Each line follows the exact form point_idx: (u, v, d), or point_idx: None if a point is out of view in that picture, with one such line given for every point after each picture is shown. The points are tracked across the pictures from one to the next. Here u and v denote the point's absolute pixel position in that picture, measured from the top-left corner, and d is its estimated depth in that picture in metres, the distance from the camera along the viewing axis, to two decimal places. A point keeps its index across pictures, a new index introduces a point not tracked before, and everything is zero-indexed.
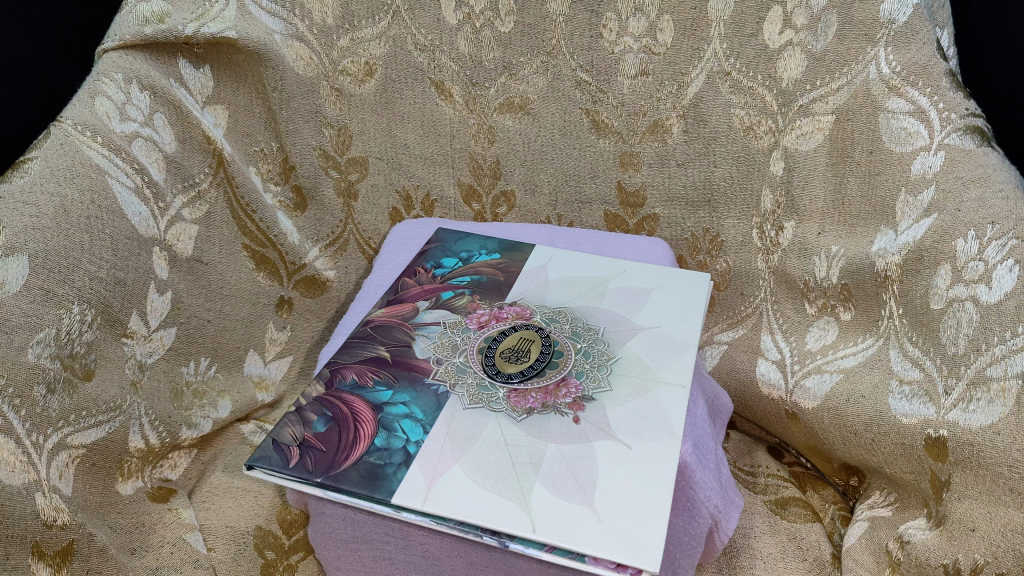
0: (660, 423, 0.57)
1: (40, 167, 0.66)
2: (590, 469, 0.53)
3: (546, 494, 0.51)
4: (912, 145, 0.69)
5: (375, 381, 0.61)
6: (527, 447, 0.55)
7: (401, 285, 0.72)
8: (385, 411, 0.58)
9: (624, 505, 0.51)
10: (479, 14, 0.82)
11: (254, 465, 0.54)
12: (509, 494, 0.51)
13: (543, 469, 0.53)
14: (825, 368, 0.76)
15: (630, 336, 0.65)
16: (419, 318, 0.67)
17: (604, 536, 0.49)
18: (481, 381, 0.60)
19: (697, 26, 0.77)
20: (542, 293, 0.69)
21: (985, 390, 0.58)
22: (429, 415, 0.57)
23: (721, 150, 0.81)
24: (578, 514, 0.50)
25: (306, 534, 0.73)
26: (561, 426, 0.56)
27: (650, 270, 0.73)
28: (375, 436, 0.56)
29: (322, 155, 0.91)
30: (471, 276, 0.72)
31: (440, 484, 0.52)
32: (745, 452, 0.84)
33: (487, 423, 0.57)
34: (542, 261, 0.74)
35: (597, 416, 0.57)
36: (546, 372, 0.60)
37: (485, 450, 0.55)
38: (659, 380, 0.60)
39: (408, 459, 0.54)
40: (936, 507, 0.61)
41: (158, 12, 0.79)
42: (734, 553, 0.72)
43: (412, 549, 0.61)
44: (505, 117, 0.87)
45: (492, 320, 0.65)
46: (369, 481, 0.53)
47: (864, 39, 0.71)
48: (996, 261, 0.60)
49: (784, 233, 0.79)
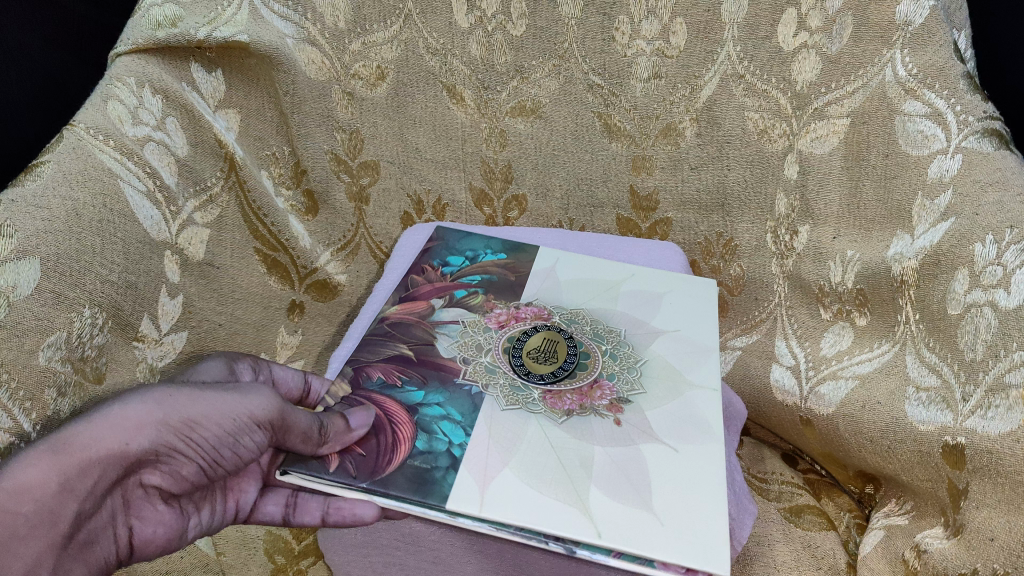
0: (701, 425, 0.57)
1: (52, 171, 0.66)
2: (641, 470, 0.53)
3: (604, 496, 0.51)
4: (929, 148, 0.68)
5: (403, 381, 0.60)
6: (574, 450, 0.54)
7: (410, 283, 0.71)
8: (420, 413, 0.57)
9: (683, 507, 0.51)
10: (490, 18, 0.82)
11: (289, 470, 0.52)
12: (567, 498, 0.51)
13: (595, 472, 0.53)
14: (840, 374, 0.75)
15: (652, 338, 0.65)
16: (435, 317, 0.67)
17: (671, 540, 0.48)
18: (514, 382, 0.60)
19: (710, 28, 0.76)
20: (556, 293, 0.70)
21: (1003, 397, 0.57)
22: (467, 417, 0.57)
23: (735, 153, 0.80)
24: (639, 517, 0.50)
25: (316, 539, 0.73)
26: (603, 429, 0.56)
27: (659, 275, 0.73)
28: (415, 439, 0.55)
29: (333, 159, 0.91)
30: (481, 276, 0.72)
31: (493, 488, 0.51)
32: (758, 459, 0.83)
33: (528, 424, 0.56)
34: (550, 262, 0.75)
35: (637, 418, 0.57)
36: (577, 374, 0.61)
37: (532, 453, 0.54)
38: (689, 383, 0.61)
39: (454, 463, 0.53)
40: (954, 516, 0.60)
41: (170, 16, 0.79)
42: (747, 561, 0.70)
43: (422, 556, 0.65)
44: (517, 120, 0.87)
45: (512, 321, 0.65)
46: (418, 486, 0.51)
47: (879, 41, 0.70)
48: (1015, 266, 0.59)
49: (798, 237, 0.79)
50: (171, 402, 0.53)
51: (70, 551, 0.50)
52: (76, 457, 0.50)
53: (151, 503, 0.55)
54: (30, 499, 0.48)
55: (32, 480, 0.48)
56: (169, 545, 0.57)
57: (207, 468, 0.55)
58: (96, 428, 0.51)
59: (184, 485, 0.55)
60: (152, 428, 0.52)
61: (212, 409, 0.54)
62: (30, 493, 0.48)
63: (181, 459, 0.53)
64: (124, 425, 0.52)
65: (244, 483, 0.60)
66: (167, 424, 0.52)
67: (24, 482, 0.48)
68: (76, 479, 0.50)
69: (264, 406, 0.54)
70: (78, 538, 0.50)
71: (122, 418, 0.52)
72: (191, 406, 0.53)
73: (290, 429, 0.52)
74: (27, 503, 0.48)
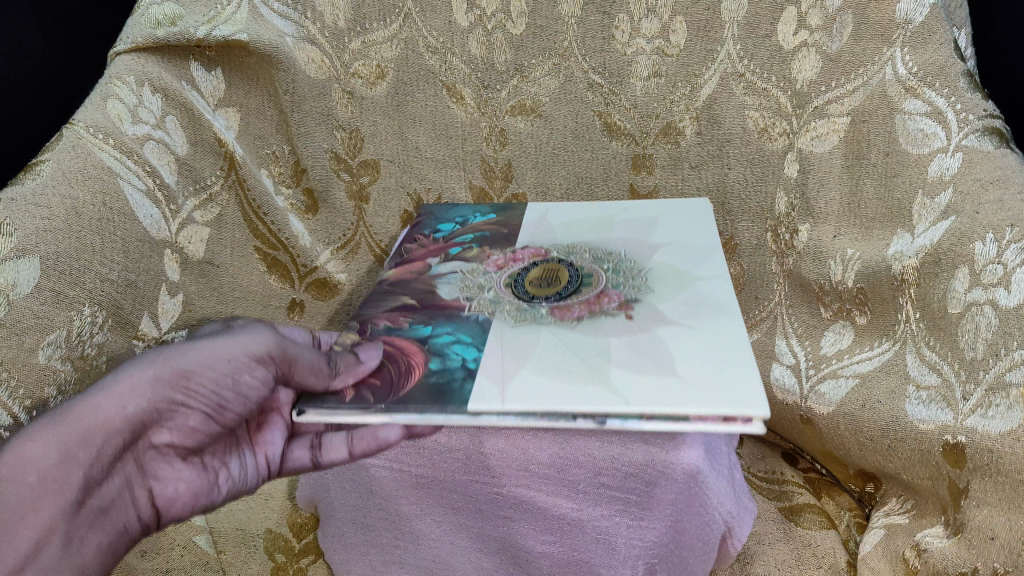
0: (711, 306, 0.59)
1: (52, 169, 0.66)
2: (659, 351, 0.54)
3: (627, 377, 0.51)
4: (929, 147, 0.68)
5: (409, 323, 0.61)
6: (591, 346, 0.55)
7: (405, 251, 0.73)
8: (430, 342, 0.58)
9: (706, 371, 0.51)
10: (490, 16, 0.82)
11: (305, 408, 0.53)
12: (590, 382, 0.51)
13: (613, 359, 0.53)
14: (841, 372, 0.74)
15: (652, 252, 0.67)
16: (434, 271, 0.68)
17: (700, 394, 0.49)
18: (519, 306, 0.61)
19: (709, 27, 0.77)
20: (551, 235, 0.72)
21: (1003, 396, 0.57)
22: (476, 338, 0.58)
23: (735, 152, 0.80)
24: (664, 385, 0.50)
25: (316, 538, 0.72)
26: (617, 325, 0.57)
27: (649, 205, 0.76)
28: (429, 362, 0.56)
29: (333, 158, 0.90)
30: (474, 233, 0.74)
31: (514, 386, 0.52)
32: (759, 458, 0.83)
33: (541, 334, 0.57)
34: (540, 212, 0.77)
35: (649, 312, 0.59)
36: (581, 291, 0.62)
37: (546, 354, 0.55)
38: (694, 278, 0.63)
39: (470, 374, 0.54)
40: (954, 515, 0.61)
41: (170, 15, 0.79)
42: (748, 560, 0.71)
43: (421, 554, 0.67)
44: (517, 120, 0.86)
45: (510, 262, 0.67)
46: (436, 396, 0.52)
47: (879, 39, 0.70)
48: (1015, 264, 0.59)
49: (798, 236, 0.78)
50: (162, 358, 0.54)
51: (86, 517, 0.51)
52: (73, 426, 0.51)
53: (167, 462, 0.56)
54: (32, 469, 0.49)
55: (33, 453, 0.49)
56: (196, 503, 0.58)
57: (213, 416, 0.55)
58: (93, 397, 0.52)
59: (194, 437, 0.56)
60: (145, 384, 0.53)
61: (204, 357, 0.54)
62: (32, 465, 0.49)
63: (185, 411, 0.54)
64: (119, 386, 0.53)
65: (267, 433, 0.61)
66: (162, 379, 0.53)
67: (26, 455, 0.49)
68: (76, 445, 0.50)
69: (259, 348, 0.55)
70: (91, 504, 0.51)
71: (117, 382, 0.53)
72: (181, 358, 0.54)
73: (295, 361, 0.54)
74: (29, 474, 0.49)
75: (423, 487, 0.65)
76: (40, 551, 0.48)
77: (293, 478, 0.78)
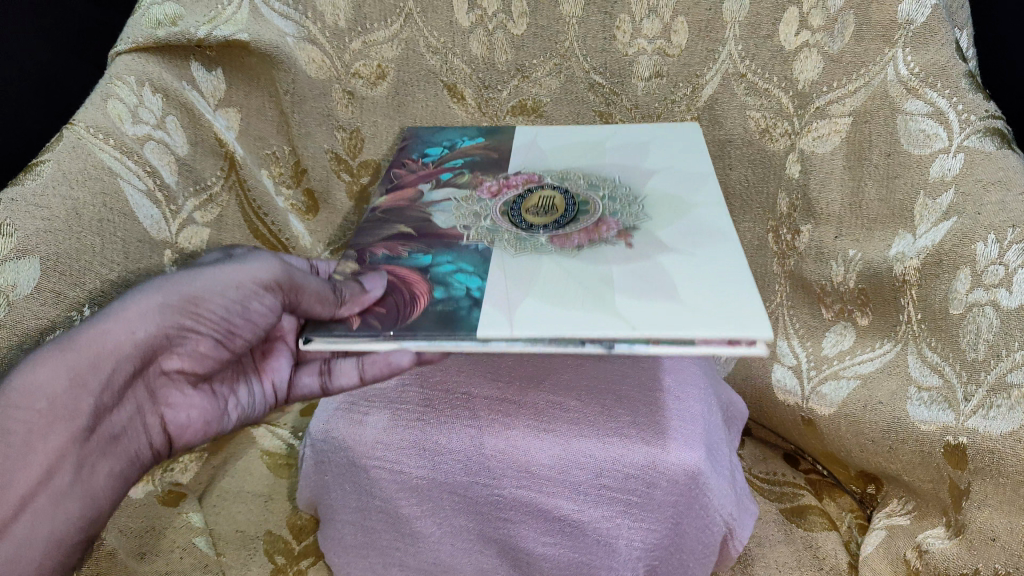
0: (709, 231, 0.59)
1: (52, 170, 0.66)
2: (661, 276, 0.54)
3: (631, 302, 0.52)
4: (930, 148, 0.67)
5: (408, 252, 0.60)
6: (593, 273, 0.55)
7: (393, 176, 0.71)
8: (432, 271, 0.57)
9: (710, 295, 0.52)
10: (491, 17, 0.82)
11: (312, 337, 0.51)
12: (594, 307, 0.51)
13: (616, 285, 0.54)
14: (842, 373, 0.74)
15: (646, 178, 0.68)
16: (426, 197, 0.67)
17: (705, 318, 0.49)
18: (518, 235, 0.61)
19: (710, 27, 0.77)
20: (543, 161, 0.72)
21: (1005, 397, 0.58)
22: (478, 267, 0.57)
23: (737, 153, 0.81)
24: (669, 308, 0.51)
25: (315, 541, 0.75)
26: (617, 253, 0.58)
27: (638, 128, 0.76)
28: (432, 292, 0.55)
29: (333, 158, 0.90)
30: (463, 159, 0.73)
31: (519, 312, 0.51)
32: (761, 459, 0.83)
33: (542, 263, 0.57)
34: (529, 137, 0.77)
35: (648, 239, 0.59)
36: (580, 219, 0.62)
37: (549, 281, 0.55)
38: (690, 204, 0.63)
39: (477, 302, 0.53)
40: (955, 515, 0.62)
41: (171, 15, 0.78)
42: (748, 561, 0.73)
43: (423, 557, 0.67)
44: (517, 119, 0.88)
45: (505, 187, 0.67)
46: (444, 324, 0.51)
47: (882, 40, 0.69)
48: (1016, 265, 0.59)
49: (800, 237, 0.77)
50: (170, 287, 0.54)
51: (98, 443, 0.51)
52: (83, 353, 0.50)
53: (179, 389, 0.56)
54: (41, 396, 0.49)
55: (42, 380, 0.49)
56: (208, 430, 0.59)
57: (223, 342, 0.56)
58: (102, 324, 0.52)
59: (205, 363, 0.56)
60: (154, 311, 0.53)
61: (212, 284, 0.55)
62: (42, 392, 0.49)
63: (195, 338, 0.54)
64: (128, 313, 0.53)
65: (274, 360, 0.64)
66: (170, 306, 0.54)
67: (35, 382, 0.49)
68: (87, 371, 0.50)
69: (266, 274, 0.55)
70: (103, 431, 0.51)
71: (126, 309, 0.53)
72: (189, 286, 0.55)
73: (303, 288, 0.54)
74: (39, 401, 0.48)
75: (422, 489, 0.63)
76: (52, 476, 0.48)
77: (292, 482, 0.80)
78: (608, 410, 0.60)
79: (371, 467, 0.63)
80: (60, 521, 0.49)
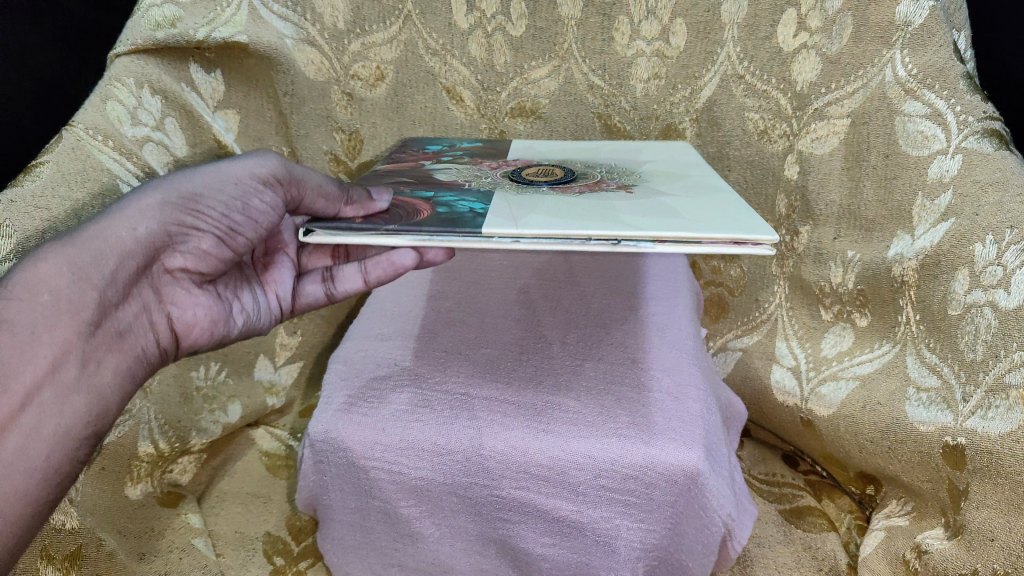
0: (708, 187, 0.61)
1: (51, 171, 0.66)
2: (664, 208, 0.55)
3: (636, 218, 0.51)
4: (929, 149, 0.67)
5: (411, 190, 0.61)
6: (596, 204, 0.55)
7: (395, 156, 0.74)
8: (433, 200, 0.57)
9: (714, 217, 0.52)
10: (490, 18, 0.82)
11: (313, 228, 0.51)
12: (599, 220, 0.51)
13: (620, 211, 0.53)
14: (841, 374, 0.75)
15: (642, 164, 0.71)
16: (428, 167, 0.69)
17: (711, 227, 0.49)
18: (519, 185, 0.62)
19: (709, 29, 0.78)
20: (539, 154, 0.75)
21: (1003, 397, 0.57)
22: (480, 198, 0.58)
23: (735, 154, 0.81)
24: (673, 222, 0.50)
25: (314, 542, 0.75)
26: (619, 197, 0.58)
27: (631, 144, 0.80)
28: (434, 210, 0.55)
29: (332, 159, 0.91)
30: (463, 151, 0.76)
31: (523, 221, 0.51)
32: (760, 460, 0.84)
33: (545, 200, 0.57)
34: (526, 145, 0.81)
35: (649, 192, 0.60)
36: (579, 180, 0.64)
37: (552, 207, 0.54)
38: (686, 175, 0.66)
39: (479, 216, 0.53)
40: (954, 516, 0.61)
41: (169, 17, 0.78)
42: (748, 562, 0.72)
43: (421, 557, 0.67)
44: (517, 121, 0.88)
45: (504, 164, 0.69)
46: (447, 224, 0.50)
47: (879, 41, 0.69)
48: (1014, 266, 0.58)
49: (799, 238, 0.78)
50: (169, 185, 0.55)
51: (104, 338, 0.51)
52: (84, 248, 0.51)
53: (183, 288, 0.57)
54: (44, 290, 0.49)
55: (45, 276, 0.49)
56: (214, 330, 0.59)
57: (223, 240, 0.56)
58: (101, 223, 0.52)
59: (207, 262, 0.57)
60: (153, 208, 0.54)
61: (210, 182, 0.56)
62: (45, 286, 0.49)
63: (197, 234, 0.55)
64: (127, 212, 0.53)
65: (276, 271, 0.65)
66: (170, 203, 0.54)
67: (37, 279, 0.49)
68: (88, 265, 0.50)
69: (263, 172, 0.56)
70: (108, 326, 0.51)
71: (125, 208, 0.53)
72: (187, 184, 0.55)
73: (302, 183, 0.56)
74: (42, 294, 0.48)
75: (422, 491, 0.63)
76: (58, 371, 0.48)
77: (291, 483, 0.81)
78: (609, 411, 0.60)
79: (371, 469, 0.62)
80: (68, 415, 0.48)
